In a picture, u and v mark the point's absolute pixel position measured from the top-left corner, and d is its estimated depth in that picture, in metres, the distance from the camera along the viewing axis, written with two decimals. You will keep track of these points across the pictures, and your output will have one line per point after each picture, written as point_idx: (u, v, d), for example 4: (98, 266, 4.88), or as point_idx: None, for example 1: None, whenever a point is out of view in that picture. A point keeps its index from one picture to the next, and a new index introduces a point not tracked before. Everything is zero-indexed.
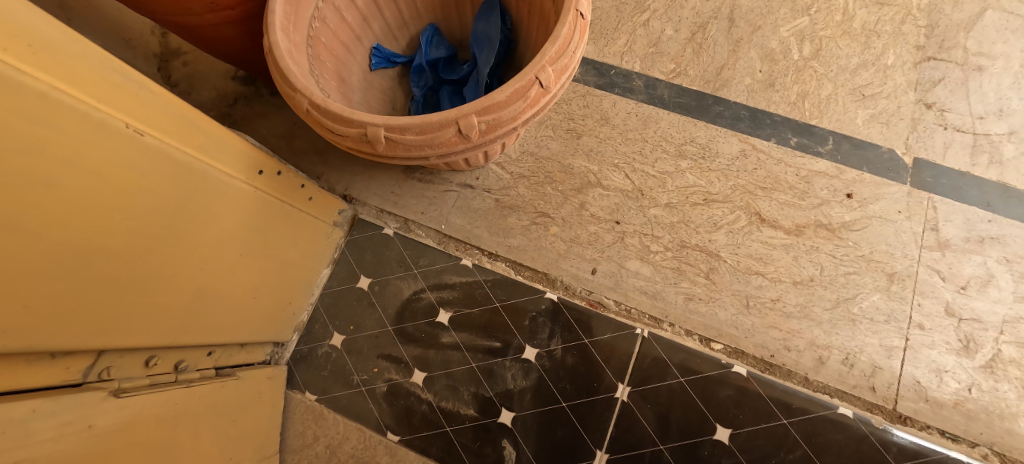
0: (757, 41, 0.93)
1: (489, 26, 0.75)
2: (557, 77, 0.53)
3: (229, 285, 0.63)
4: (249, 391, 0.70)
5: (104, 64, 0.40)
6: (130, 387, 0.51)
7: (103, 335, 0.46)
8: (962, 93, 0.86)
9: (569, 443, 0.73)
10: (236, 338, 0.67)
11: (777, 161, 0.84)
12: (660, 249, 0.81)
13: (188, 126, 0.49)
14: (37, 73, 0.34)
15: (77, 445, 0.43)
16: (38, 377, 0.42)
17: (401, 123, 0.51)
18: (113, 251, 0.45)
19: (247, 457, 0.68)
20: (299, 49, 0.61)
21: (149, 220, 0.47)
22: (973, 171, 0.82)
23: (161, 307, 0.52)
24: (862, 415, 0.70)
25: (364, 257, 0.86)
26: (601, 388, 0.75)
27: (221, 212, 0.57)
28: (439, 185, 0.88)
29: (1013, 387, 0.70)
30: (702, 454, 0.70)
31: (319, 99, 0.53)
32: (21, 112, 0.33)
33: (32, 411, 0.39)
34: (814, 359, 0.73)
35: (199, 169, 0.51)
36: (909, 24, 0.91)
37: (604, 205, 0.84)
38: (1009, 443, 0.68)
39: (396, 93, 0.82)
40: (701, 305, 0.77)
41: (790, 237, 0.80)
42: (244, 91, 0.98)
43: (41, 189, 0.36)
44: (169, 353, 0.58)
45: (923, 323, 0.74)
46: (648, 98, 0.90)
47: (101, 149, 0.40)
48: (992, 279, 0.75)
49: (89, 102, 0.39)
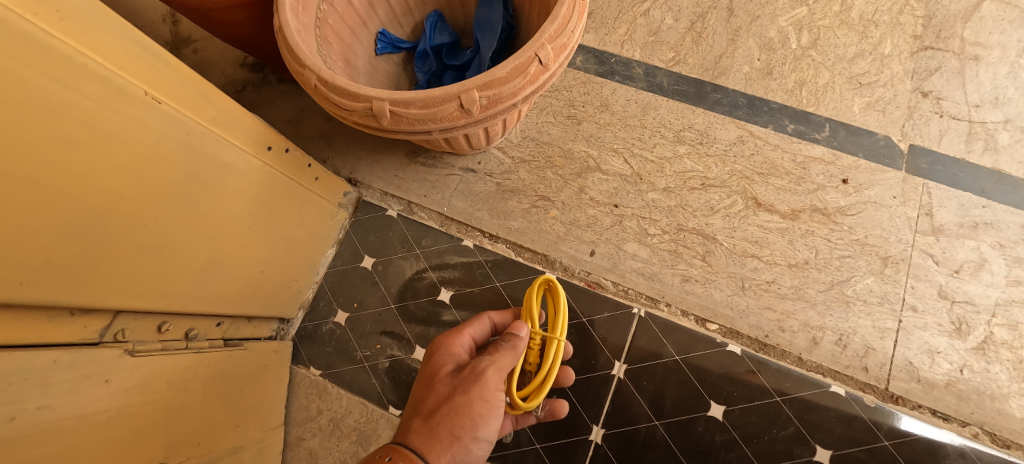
0: (756, 30, 0.94)
1: (491, 12, 0.77)
2: (556, 55, 0.55)
3: (237, 259, 0.65)
4: (254, 363, 0.72)
5: (122, 33, 0.43)
6: (145, 349, 0.53)
7: (117, 296, 0.49)
8: (958, 82, 0.87)
9: (566, 419, 0.74)
10: (242, 310, 0.69)
11: (774, 147, 0.86)
12: (657, 232, 0.82)
13: (200, 98, 0.51)
14: (63, 38, 0.36)
15: (94, 398, 0.46)
16: (60, 332, 0.44)
17: (405, 97, 0.53)
18: (127, 216, 0.47)
19: (253, 427, 0.70)
20: (307, 30, 0.63)
21: (162, 189, 0.49)
22: (967, 157, 0.83)
23: (171, 273, 0.54)
24: (854, 394, 0.71)
25: (367, 238, 0.88)
26: (598, 366, 0.76)
27: (231, 187, 0.59)
28: (442, 170, 0.90)
29: (1004, 369, 0.71)
30: (697, 431, 0.72)
31: (327, 75, 0.56)
32: (48, 72, 0.36)
33: (53, 362, 0.42)
34: (808, 340, 0.75)
35: (209, 142, 0.53)
36: (907, 14, 0.92)
37: (603, 189, 0.86)
38: (1001, 423, 0.68)
39: (401, 78, 0.84)
40: (696, 287, 0.79)
41: (785, 221, 0.81)
42: (252, 78, 1.01)
43: (66, 149, 0.39)
44: (180, 321, 0.60)
45: (916, 305, 0.75)
46: (647, 86, 0.92)
47: (121, 114, 0.43)
48: (985, 264, 0.76)
49: (110, 68, 0.41)
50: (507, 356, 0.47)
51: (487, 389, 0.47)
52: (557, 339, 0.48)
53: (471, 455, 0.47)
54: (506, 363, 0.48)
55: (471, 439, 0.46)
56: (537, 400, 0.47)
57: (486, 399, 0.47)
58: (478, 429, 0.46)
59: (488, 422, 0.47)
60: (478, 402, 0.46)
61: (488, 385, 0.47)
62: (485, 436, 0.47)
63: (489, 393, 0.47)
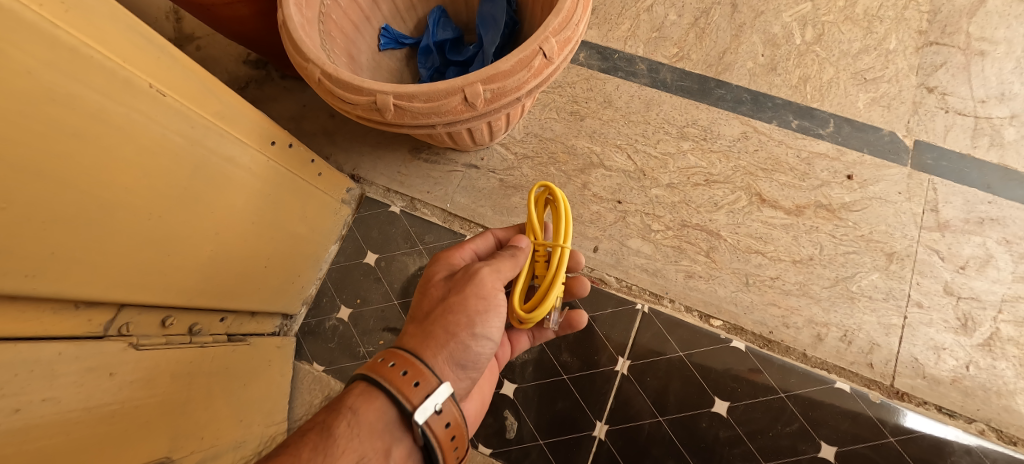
0: (760, 26, 0.94)
1: (495, 7, 0.76)
2: (561, 48, 0.54)
3: (242, 252, 0.65)
4: (258, 359, 0.72)
5: (127, 25, 0.43)
6: (149, 343, 0.53)
7: (122, 289, 0.49)
8: (963, 77, 0.87)
9: (569, 415, 0.74)
10: (246, 305, 0.69)
11: (778, 143, 0.86)
12: (661, 228, 0.82)
13: (203, 92, 0.51)
14: (68, 29, 0.37)
15: (99, 391, 0.46)
16: (66, 325, 0.44)
17: (409, 91, 0.53)
18: (132, 207, 0.46)
19: (258, 422, 0.70)
20: (310, 25, 0.63)
21: (166, 181, 0.49)
22: (973, 153, 0.82)
23: (175, 265, 0.54)
24: (860, 391, 0.71)
25: (370, 234, 0.88)
26: (602, 362, 0.76)
27: (236, 181, 0.59)
28: (444, 166, 0.90)
29: (1010, 365, 0.71)
30: (700, 427, 0.72)
31: (331, 69, 0.56)
32: (55, 63, 0.36)
33: (58, 354, 0.42)
34: (812, 336, 0.74)
35: (213, 136, 0.53)
36: (912, 10, 0.92)
37: (606, 185, 0.85)
38: (1007, 419, 0.68)
39: (404, 74, 0.84)
40: (700, 283, 0.79)
41: (790, 217, 0.81)
42: (255, 74, 1.01)
43: (71, 140, 0.39)
44: (183, 315, 0.60)
45: (921, 301, 0.75)
46: (650, 82, 0.92)
47: (126, 107, 0.43)
48: (991, 260, 0.76)
49: (115, 60, 0.41)
50: (506, 262, 0.49)
51: (483, 288, 0.49)
52: (562, 248, 0.47)
53: (471, 354, 0.48)
54: (504, 267, 0.49)
55: (469, 336, 0.47)
56: (542, 310, 0.46)
57: (482, 297, 0.48)
58: (476, 326, 0.48)
59: (486, 320, 0.48)
60: (475, 300, 0.48)
61: (483, 284, 0.49)
62: (484, 335, 0.48)
63: (486, 292, 0.49)
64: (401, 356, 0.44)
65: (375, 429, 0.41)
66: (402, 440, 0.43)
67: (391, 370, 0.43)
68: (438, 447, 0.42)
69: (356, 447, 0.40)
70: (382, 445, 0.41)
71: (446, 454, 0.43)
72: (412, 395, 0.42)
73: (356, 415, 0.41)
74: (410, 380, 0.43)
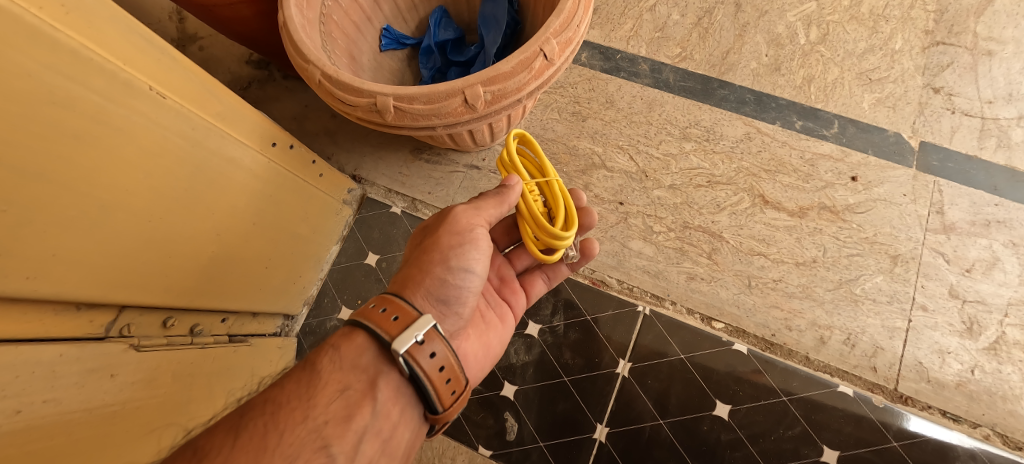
0: (764, 26, 0.93)
1: (497, 7, 0.76)
2: (562, 50, 0.54)
3: (243, 252, 0.65)
4: (258, 359, 0.72)
5: (128, 27, 0.43)
6: (150, 344, 0.53)
7: (122, 290, 0.49)
8: (971, 78, 0.86)
9: (570, 417, 0.74)
10: (247, 306, 0.70)
11: (782, 144, 0.85)
12: (663, 230, 0.82)
13: (204, 94, 0.52)
14: (68, 31, 0.36)
15: (100, 392, 0.46)
16: (66, 327, 0.45)
17: (409, 92, 0.53)
18: (133, 210, 0.47)
19: None
20: (311, 25, 0.63)
21: (167, 183, 0.49)
22: (979, 154, 0.81)
23: (176, 266, 0.54)
24: (862, 394, 0.70)
25: (372, 235, 0.88)
26: (603, 364, 0.76)
27: (236, 183, 0.59)
28: (446, 166, 0.90)
29: (1016, 369, 0.70)
30: (702, 430, 0.71)
31: (331, 70, 0.55)
32: (55, 66, 0.36)
33: (58, 356, 0.42)
34: (815, 339, 0.74)
35: (214, 137, 0.53)
36: (919, 9, 0.91)
37: (608, 187, 0.85)
38: (1012, 424, 0.67)
39: (406, 75, 0.84)
40: (702, 285, 0.78)
41: (793, 219, 0.80)
42: (257, 74, 1.01)
43: (71, 142, 0.39)
44: (185, 316, 0.60)
45: (926, 304, 0.74)
46: (653, 82, 0.91)
47: (125, 109, 0.43)
48: (997, 263, 0.75)
49: (115, 62, 0.41)
50: (489, 200, 0.49)
51: (460, 224, 0.50)
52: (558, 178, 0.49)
53: (451, 288, 0.49)
54: (488, 207, 0.49)
55: (446, 270, 0.49)
56: (570, 237, 0.46)
57: (458, 232, 0.50)
58: (452, 260, 0.49)
59: (464, 253, 0.49)
60: (450, 237, 0.49)
61: (459, 221, 0.50)
62: (464, 268, 0.49)
63: (461, 228, 0.50)
64: (380, 297, 0.46)
65: (357, 363, 0.44)
66: (387, 372, 0.44)
67: (370, 309, 0.45)
68: (426, 380, 0.42)
69: (338, 378, 0.42)
70: (367, 377, 0.43)
71: (437, 387, 0.43)
72: (390, 328, 0.43)
73: (339, 351, 0.44)
74: (387, 315, 0.44)
